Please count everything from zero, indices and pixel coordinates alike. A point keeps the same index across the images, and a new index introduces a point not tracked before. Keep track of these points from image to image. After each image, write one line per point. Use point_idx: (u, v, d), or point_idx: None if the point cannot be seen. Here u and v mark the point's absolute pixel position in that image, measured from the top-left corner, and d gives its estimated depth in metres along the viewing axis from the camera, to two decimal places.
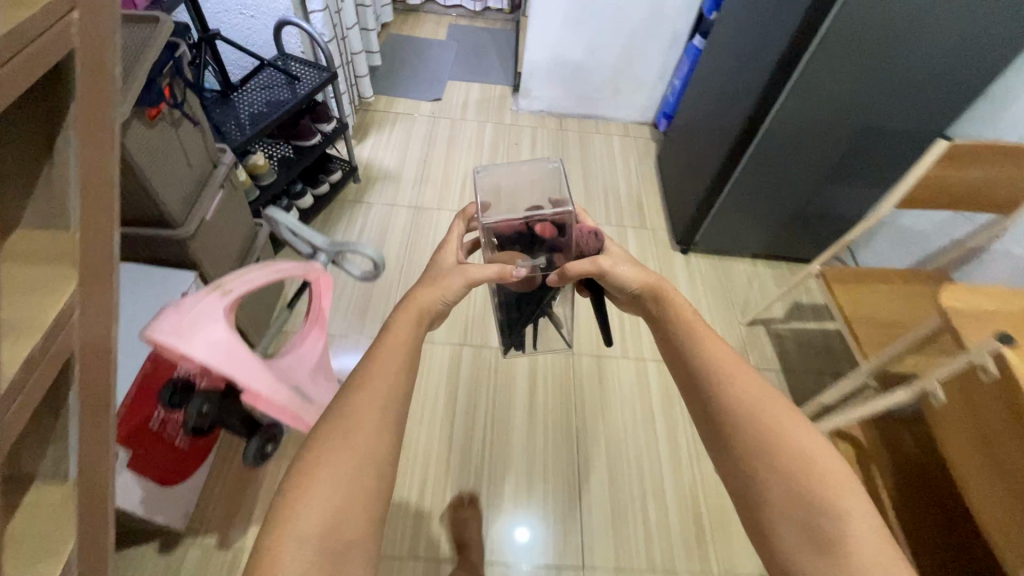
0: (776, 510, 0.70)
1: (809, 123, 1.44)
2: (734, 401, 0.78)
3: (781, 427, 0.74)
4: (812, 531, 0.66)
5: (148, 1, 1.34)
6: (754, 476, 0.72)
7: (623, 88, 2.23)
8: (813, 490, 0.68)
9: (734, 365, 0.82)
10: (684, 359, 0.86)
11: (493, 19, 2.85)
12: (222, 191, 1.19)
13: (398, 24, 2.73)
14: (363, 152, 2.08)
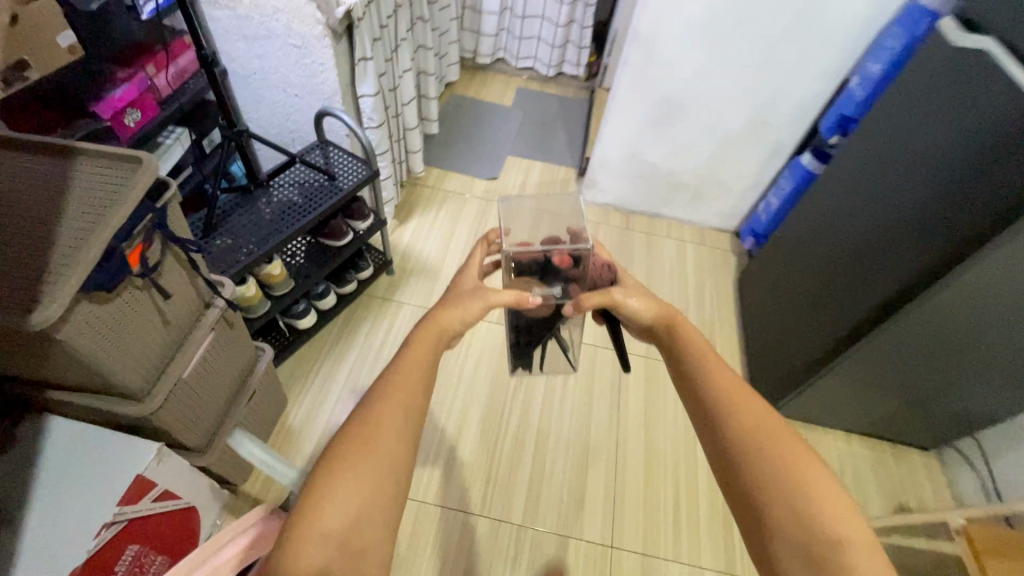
0: (771, 524, 0.64)
1: (985, 313, 1.07)
2: (746, 415, 0.72)
3: (781, 437, 0.69)
4: (813, 551, 0.60)
5: (174, 88, 1.17)
6: (755, 487, 0.66)
7: (704, 192, 1.94)
8: (816, 511, 0.62)
9: (736, 381, 0.77)
10: (692, 367, 0.80)
11: (567, 88, 2.61)
12: (212, 334, 0.98)
13: (464, 85, 2.53)
14: (403, 238, 1.87)
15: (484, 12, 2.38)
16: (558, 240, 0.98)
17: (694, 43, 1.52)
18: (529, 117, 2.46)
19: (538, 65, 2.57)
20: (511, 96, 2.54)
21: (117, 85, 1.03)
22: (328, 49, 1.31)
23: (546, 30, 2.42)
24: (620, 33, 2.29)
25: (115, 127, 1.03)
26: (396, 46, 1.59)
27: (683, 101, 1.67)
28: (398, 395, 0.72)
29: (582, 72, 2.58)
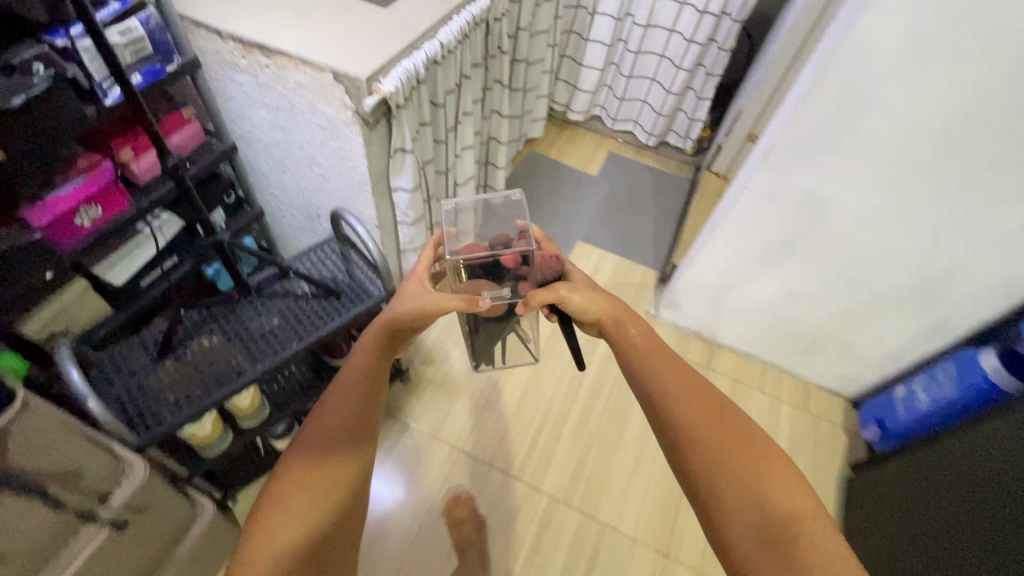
0: (732, 511, 0.61)
1: None
2: (688, 407, 0.69)
3: (720, 422, 0.68)
4: (766, 530, 0.58)
5: (139, 173, 0.93)
6: (708, 473, 0.64)
7: (820, 348, 1.48)
8: (767, 490, 0.61)
9: (678, 368, 0.73)
10: (640, 352, 0.75)
11: (667, 162, 2.21)
12: (99, 539, 0.73)
13: (547, 143, 2.21)
14: (430, 334, 1.58)
15: (584, 65, 2.05)
16: (504, 236, 0.87)
17: (851, 184, 1.09)
18: (614, 191, 2.08)
19: (638, 130, 2.19)
20: (599, 163, 2.18)
21: (70, 179, 0.83)
22: (359, 143, 1.04)
23: (654, 94, 2.04)
24: (745, 114, 1.86)
25: (53, 233, 0.83)
26: (457, 122, 1.30)
27: (817, 247, 1.24)
28: (339, 415, 0.67)
29: (689, 146, 2.16)
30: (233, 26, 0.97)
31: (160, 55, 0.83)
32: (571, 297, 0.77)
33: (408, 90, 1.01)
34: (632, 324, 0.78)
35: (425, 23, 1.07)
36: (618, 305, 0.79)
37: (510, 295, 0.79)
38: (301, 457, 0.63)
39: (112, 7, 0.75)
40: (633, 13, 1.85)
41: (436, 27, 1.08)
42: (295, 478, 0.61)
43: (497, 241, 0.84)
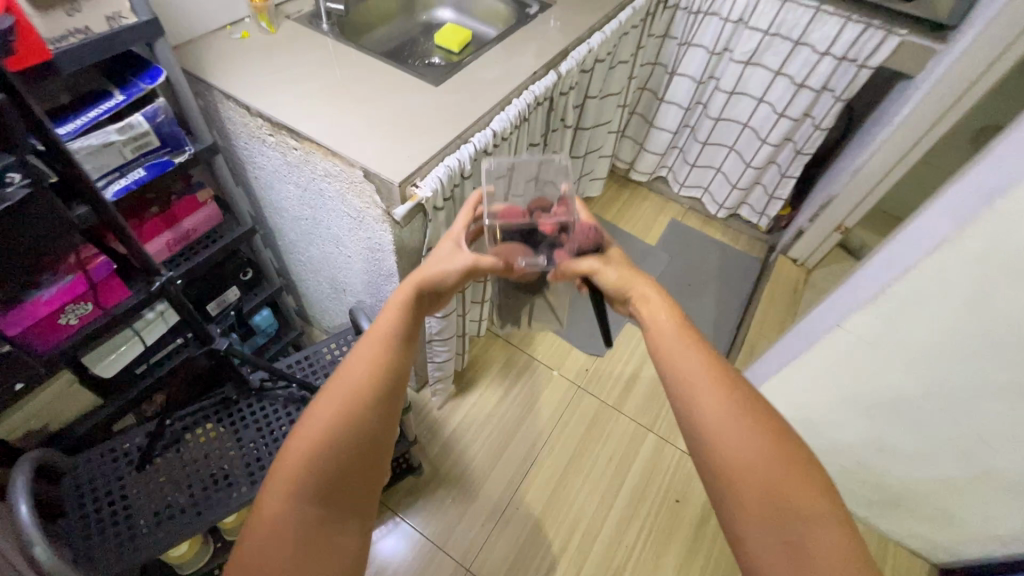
0: (759, 535, 0.52)
1: None
2: (721, 413, 0.56)
3: (764, 430, 0.55)
4: (803, 571, 0.50)
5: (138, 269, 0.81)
6: (733, 487, 0.54)
7: (908, 508, 1.23)
8: (802, 509, 0.52)
9: (708, 355, 0.61)
10: (664, 338, 0.63)
11: (736, 237, 1.99)
12: None
13: (605, 202, 2.04)
14: (453, 418, 1.43)
15: (655, 126, 1.87)
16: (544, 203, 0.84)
17: (988, 351, 0.86)
18: (673, 266, 1.89)
19: (707, 199, 1.98)
20: (660, 231, 1.99)
21: (58, 277, 0.72)
22: (388, 241, 0.90)
23: (731, 165, 1.83)
24: (837, 202, 1.63)
25: (30, 336, 0.73)
26: None
27: (926, 408, 1.00)
28: (367, 357, 0.63)
29: (765, 223, 1.93)
30: (264, 104, 0.87)
31: (168, 147, 0.72)
32: (603, 271, 0.71)
33: (449, 189, 0.87)
34: (657, 304, 0.66)
35: (478, 110, 0.94)
36: (647, 279, 0.69)
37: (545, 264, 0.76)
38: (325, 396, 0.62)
39: (112, 103, 0.64)
40: (718, 77, 1.65)
41: (490, 114, 0.95)
42: (318, 416, 0.60)
43: (536, 208, 0.82)
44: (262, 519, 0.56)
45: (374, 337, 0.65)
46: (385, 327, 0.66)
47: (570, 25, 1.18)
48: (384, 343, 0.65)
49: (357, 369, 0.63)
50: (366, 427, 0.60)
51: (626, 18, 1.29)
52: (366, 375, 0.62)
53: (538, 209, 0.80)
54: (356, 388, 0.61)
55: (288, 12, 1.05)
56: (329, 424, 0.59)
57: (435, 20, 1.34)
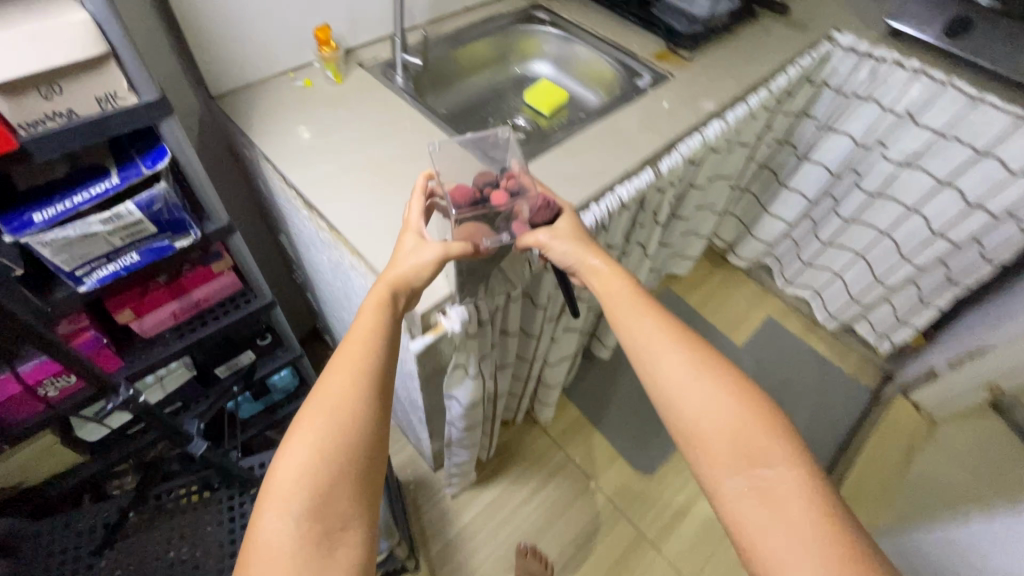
0: (713, 457, 0.51)
1: None
2: (668, 355, 0.57)
3: (708, 363, 0.56)
4: (761, 492, 0.48)
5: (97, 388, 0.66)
6: (701, 439, 0.52)
7: None
8: (764, 452, 0.50)
9: (660, 313, 0.61)
10: (620, 303, 0.62)
11: (844, 353, 1.68)
12: None
13: (692, 282, 1.79)
14: (467, 511, 1.28)
15: (769, 211, 1.59)
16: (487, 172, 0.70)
17: None
18: (759, 376, 1.61)
19: (815, 302, 1.68)
20: (751, 329, 1.71)
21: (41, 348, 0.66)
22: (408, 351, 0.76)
23: (855, 275, 1.51)
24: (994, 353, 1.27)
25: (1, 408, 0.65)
26: (565, 310, 0.98)
27: None
28: (347, 364, 0.54)
29: (885, 346, 1.60)
30: (301, 180, 0.76)
31: (169, 232, 0.62)
32: (551, 246, 0.65)
33: (484, 312, 0.71)
34: (609, 270, 0.64)
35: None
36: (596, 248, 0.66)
37: (508, 241, 0.66)
38: (310, 408, 0.51)
39: (101, 188, 0.54)
40: (859, 173, 1.36)
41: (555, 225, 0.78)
42: (300, 431, 0.50)
43: (482, 180, 0.67)
44: (256, 547, 0.44)
45: (359, 342, 0.55)
46: (364, 337, 0.56)
47: (683, 108, 0.98)
48: (365, 349, 0.55)
49: (337, 382, 0.53)
50: (360, 433, 0.51)
51: (757, 102, 1.06)
52: (349, 384, 0.52)
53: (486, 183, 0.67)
54: (344, 393, 0.52)
55: (362, 61, 0.94)
56: (314, 435, 0.49)
57: (530, 73, 1.18)
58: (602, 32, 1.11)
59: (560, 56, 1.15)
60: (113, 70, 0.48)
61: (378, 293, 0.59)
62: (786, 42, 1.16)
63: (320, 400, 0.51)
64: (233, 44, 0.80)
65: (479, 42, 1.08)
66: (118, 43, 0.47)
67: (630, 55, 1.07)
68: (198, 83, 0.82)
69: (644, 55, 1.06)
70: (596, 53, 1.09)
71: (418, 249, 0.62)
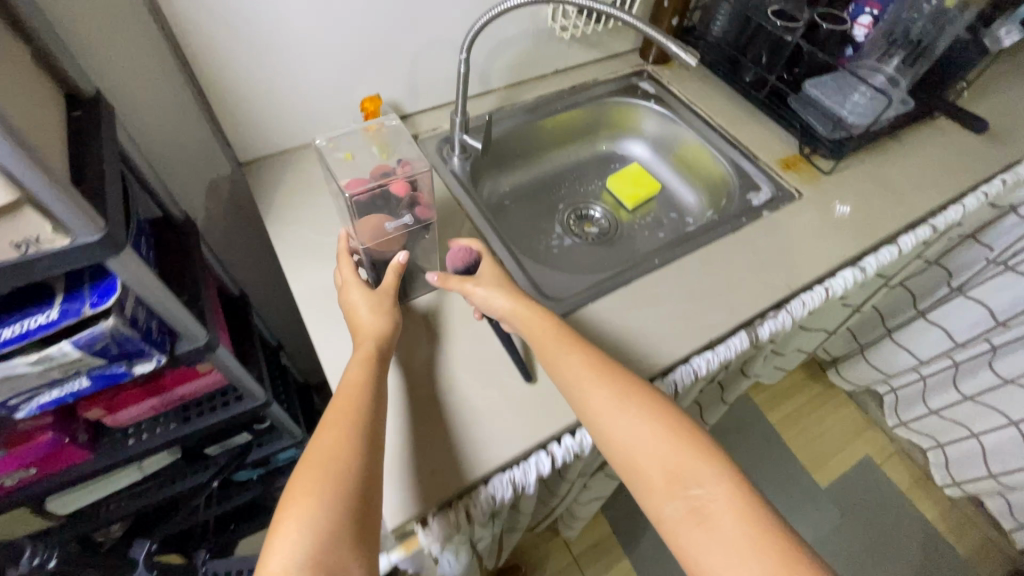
0: (647, 484, 0.48)
1: None
2: (594, 389, 0.53)
3: (632, 390, 0.53)
4: (695, 511, 0.46)
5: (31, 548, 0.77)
6: (632, 470, 0.49)
7: None
8: (692, 471, 0.48)
9: (582, 348, 0.57)
10: (543, 341, 0.57)
11: (961, 529, 1.34)
12: None
13: (778, 393, 1.52)
14: None
15: (895, 338, 1.30)
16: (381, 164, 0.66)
17: None
18: (842, 532, 1.31)
19: (935, 458, 1.34)
20: (842, 468, 1.41)
21: None
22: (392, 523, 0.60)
23: (999, 447, 1.17)
24: None
25: None
26: (601, 468, 0.80)
27: None
28: (342, 421, 0.46)
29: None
30: (302, 289, 0.63)
31: (122, 360, 0.51)
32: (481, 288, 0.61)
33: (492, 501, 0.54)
34: (526, 305, 0.59)
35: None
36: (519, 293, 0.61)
37: (414, 222, 0.62)
38: (307, 472, 0.43)
39: (31, 326, 0.44)
40: None
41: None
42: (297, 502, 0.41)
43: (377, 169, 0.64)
44: None
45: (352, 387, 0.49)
46: (353, 396, 0.48)
47: (804, 246, 0.74)
48: (357, 396, 0.49)
49: (334, 444, 0.44)
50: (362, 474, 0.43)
51: (913, 244, 0.79)
52: (349, 445, 0.44)
53: (380, 172, 0.63)
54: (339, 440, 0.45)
55: (418, 132, 0.81)
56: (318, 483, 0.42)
57: (621, 151, 0.98)
58: (718, 119, 0.89)
59: (660, 138, 0.95)
60: (28, 215, 0.37)
61: (363, 352, 0.53)
62: (970, 159, 0.87)
63: (319, 464, 0.43)
64: (266, 109, 0.71)
65: (566, 114, 0.91)
66: (34, 187, 0.36)
67: (747, 156, 0.84)
68: (227, 147, 0.72)
69: (766, 159, 0.84)
70: (704, 146, 0.88)
71: (375, 304, 0.57)
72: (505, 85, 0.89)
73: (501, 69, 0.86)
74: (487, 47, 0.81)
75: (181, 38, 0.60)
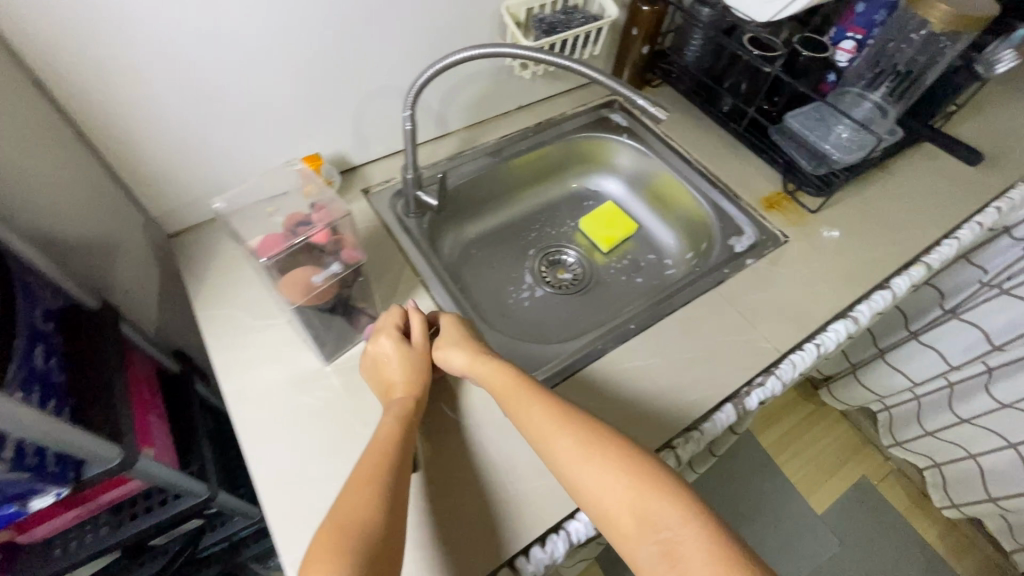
0: (621, 539, 0.43)
1: None
2: (555, 440, 0.48)
3: (596, 435, 0.48)
4: (671, 559, 0.40)
5: None
6: (606, 523, 0.44)
7: None
8: (664, 514, 0.42)
9: (542, 394, 0.52)
10: (507, 389, 0.52)
11: (960, 550, 1.30)
12: None
13: (770, 415, 1.47)
14: None
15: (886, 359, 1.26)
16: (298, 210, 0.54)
17: None
18: (839, 561, 1.27)
19: (933, 480, 1.30)
20: (838, 491, 1.37)
21: None
22: None
23: (998, 470, 1.13)
24: None
25: None
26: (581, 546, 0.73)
27: None
28: (362, 478, 0.43)
29: None
30: (233, 388, 0.55)
31: (10, 503, 0.44)
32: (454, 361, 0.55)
33: None
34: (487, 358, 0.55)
35: (549, 485, 0.54)
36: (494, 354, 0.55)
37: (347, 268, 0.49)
38: (325, 533, 0.39)
39: None
40: None
41: (571, 510, 0.53)
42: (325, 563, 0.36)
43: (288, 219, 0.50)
44: None
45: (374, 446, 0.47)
46: (376, 453, 0.46)
47: (792, 299, 0.68)
48: (377, 454, 0.46)
49: (360, 505, 0.41)
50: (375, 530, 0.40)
51: (908, 286, 0.72)
52: (377, 504, 0.41)
53: (292, 220, 0.49)
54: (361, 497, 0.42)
55: (368, 186, 0.74)
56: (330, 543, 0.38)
57: (594, 187, 0.92)
58: (695, 153, 0.83)
59: (635, 175, 0.88)
60: None
61: (395, 411, 0.50)
62: (964, 188, 0.81)
63: (346, 520, 0.40)
64: (189, 173, 0.63)
65: (533, 152, 0.84)
66: None
67: (728, 195, 0.78)
68: (150, 218, 0.65)
69: (747, 198, 0.78)
70: (682, 184, 0.82)
71: (408, 360, 0.54)
72: (465, 126, 0.82)
73: (458, 110, 0.79)
74: (441, 89, 0.74)
75: (76, 108, 0.52)
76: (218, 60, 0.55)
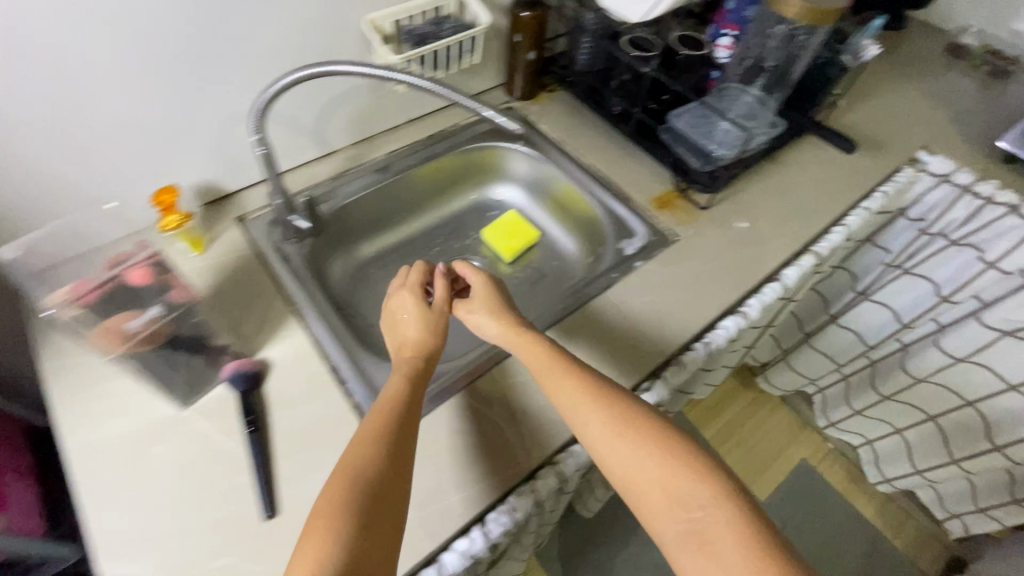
0: (645, 516, 0.42)
1: None
2: (588, 411, 0.47)
3: (631, 410, 0.47)
4: (699, 540, 0.39)
5: None
6: (633, 497, 0.43)
7: None
8: (693, 494, 0.41)
9: (580, 368, 0.51)
10: (538, 361, 0.52)
11: (897, 523, 1.34)
12: None
13: (711, 406, 1.48)
14: None
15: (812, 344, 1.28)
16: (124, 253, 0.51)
17: None
18: None
19: (866, 457, 1.33)
20: (780, 476, 1.39)
21: None
22: None
23: (921, 443, 1.17)
24: None
25: None
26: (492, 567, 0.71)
27: None
28: (363, 436, 0.44)
29: (954, 529, 1.24)
30: (75, 446, 0.51)
31: None
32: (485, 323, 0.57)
33: None
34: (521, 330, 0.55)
35: (421, 520, 0.51)
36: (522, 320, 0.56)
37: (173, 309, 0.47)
38: (324, 498, 0.40)
39: None
40: (941, 326, 1.00)
41: (443, 542, 0.50)
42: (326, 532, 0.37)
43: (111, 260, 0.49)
44: None
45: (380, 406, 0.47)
46: (383, 411, 0.46)
47: (680, 299, 0.68)
48: (383, 415, 0.46)
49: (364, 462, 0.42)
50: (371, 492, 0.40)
51: (797, 277, 0.73)
52: (380, 459, 0.42)
53: (114, 260, 0.48)
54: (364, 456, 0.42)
55: (244, 214, 0.70)
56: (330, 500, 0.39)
57: (495, 198, 0.90)
58: (589, 157, 0.83)
59: (534, 181, 0.87)
60: None
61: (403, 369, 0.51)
62: (847, 176, 0.83)
63: (349, 486, 0.40)
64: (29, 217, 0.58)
65: (428, 166, 0.81)
66: None
67: (620, 198, 0.78)
68: None
69: (640, 200, 0.78)
70: (578, 188, 0.81)
71: (424, 317, 0.55)
72: (351, 144, 0.79)
73: (340, 129, 0.76)
74: (315, 107, 0.71)
75: None
76: (37, 98, 0.51)
